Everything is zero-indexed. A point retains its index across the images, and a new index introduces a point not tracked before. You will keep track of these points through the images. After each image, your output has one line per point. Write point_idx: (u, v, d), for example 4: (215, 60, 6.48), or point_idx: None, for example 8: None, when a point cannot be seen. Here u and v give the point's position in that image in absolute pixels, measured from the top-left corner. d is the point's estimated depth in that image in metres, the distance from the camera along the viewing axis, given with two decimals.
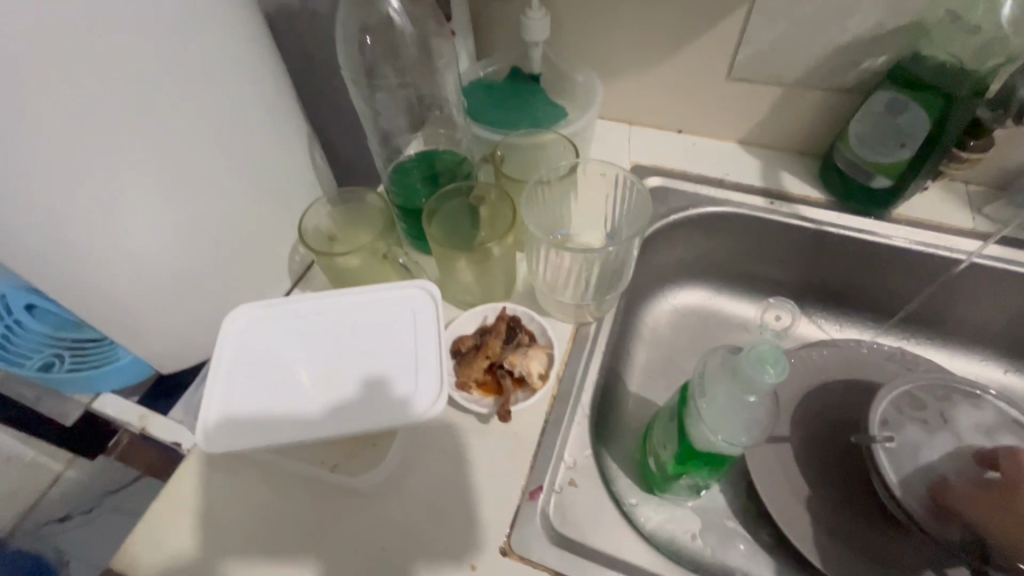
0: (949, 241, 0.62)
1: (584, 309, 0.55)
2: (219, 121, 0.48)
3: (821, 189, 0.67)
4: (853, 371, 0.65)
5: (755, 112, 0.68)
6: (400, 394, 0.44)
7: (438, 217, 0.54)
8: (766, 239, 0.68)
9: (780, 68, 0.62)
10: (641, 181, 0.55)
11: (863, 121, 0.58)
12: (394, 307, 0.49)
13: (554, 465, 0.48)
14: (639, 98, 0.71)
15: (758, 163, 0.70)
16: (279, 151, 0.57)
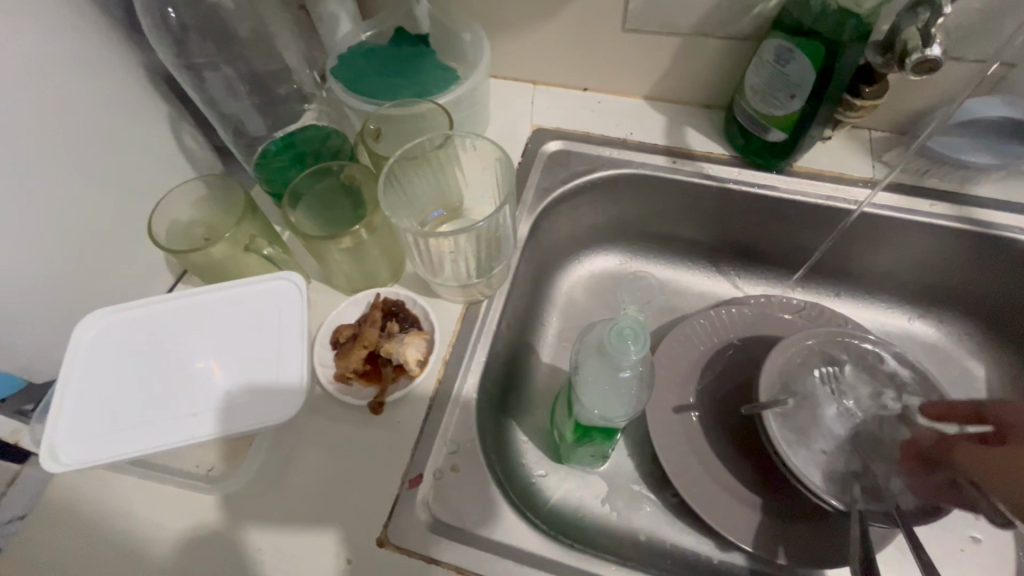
0: (849, 192, 0.61)
1: (471, 288, 0.53)
2: (30, 113, 0.43)
3: (724, 144, 0.64)
4: (760, 328, 0.65)
5: (657, 65, 0.64)
6: (258, 395, 0.43)
7: (306, 201, 0.52)
8: (672, 199, 0.66)
9: (674, 15, 0.58)
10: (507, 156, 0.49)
11: (756, 71, 0.55)
12: (256, 303, 0.47)
13: (435, 451, 0.47)
14: (538, 54, 0.67)
15: (664, 119, 0.67)
16: (127, 138, 0.52)
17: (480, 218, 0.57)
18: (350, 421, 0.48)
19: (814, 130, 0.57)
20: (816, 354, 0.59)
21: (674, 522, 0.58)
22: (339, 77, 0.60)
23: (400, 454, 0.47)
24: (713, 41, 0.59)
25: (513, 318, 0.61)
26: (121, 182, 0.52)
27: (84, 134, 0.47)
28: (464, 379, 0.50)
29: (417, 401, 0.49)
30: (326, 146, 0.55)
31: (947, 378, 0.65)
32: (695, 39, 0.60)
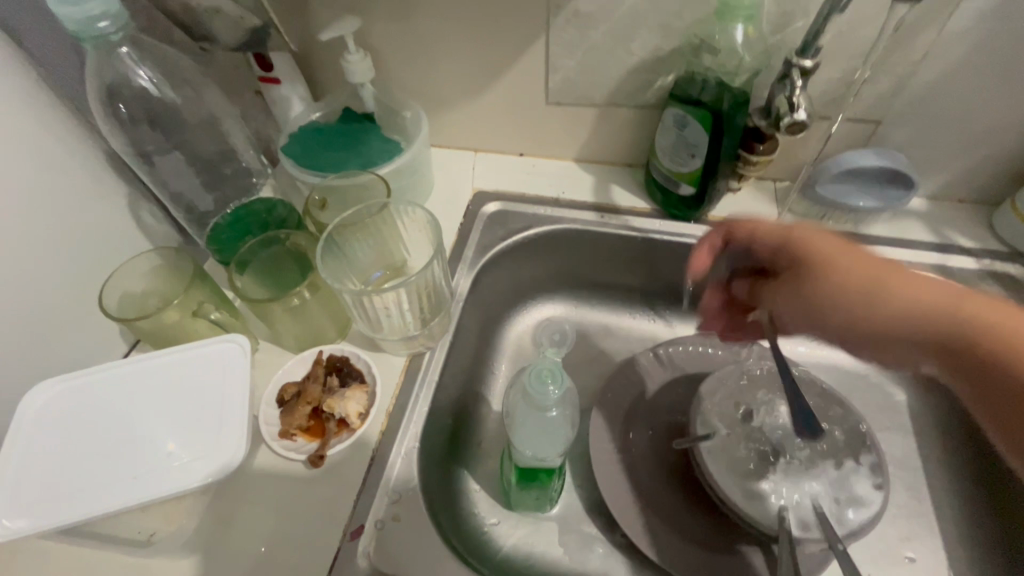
0: None
1: (413, 340, 0.57)
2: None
3: (646, 200, 0.71)
4: (694, 365, 0.69)
5: (581, 131, 0.72)
6: (199, 455, 0.44)
7: (253, 267, 0.55)
8: (605, 250, 0.72)
9: (588, 90, 0.66)
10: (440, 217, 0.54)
11: (663, 136, 0.63)
12: (202, 366, 0.49)
13: (377, 502, 0.48)
14: (475, 128, 0.74)
15: (592, 178, 0.74)
16: (87, 217, 0.55)
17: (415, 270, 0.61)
18: (294, 478, 0.49)
19: (719, 184, 0.64)
20: (739, 391, 0.61)
21: (623, 561, 0.59)
22: (289, 155, 0.65)
23: (341, 506, 0.48)
24: (625, 110, 0.67)
25: (459, 368, 0.63)
26: (75, 259, 0.54)
27: (43, 216, 0.51)
28: (406, 430, 0.52)
29: (359, 451, 0.51)
30: (272, 217, 0.59)
31: (873, 403, 0.69)
32: (609, 109, 0.68)
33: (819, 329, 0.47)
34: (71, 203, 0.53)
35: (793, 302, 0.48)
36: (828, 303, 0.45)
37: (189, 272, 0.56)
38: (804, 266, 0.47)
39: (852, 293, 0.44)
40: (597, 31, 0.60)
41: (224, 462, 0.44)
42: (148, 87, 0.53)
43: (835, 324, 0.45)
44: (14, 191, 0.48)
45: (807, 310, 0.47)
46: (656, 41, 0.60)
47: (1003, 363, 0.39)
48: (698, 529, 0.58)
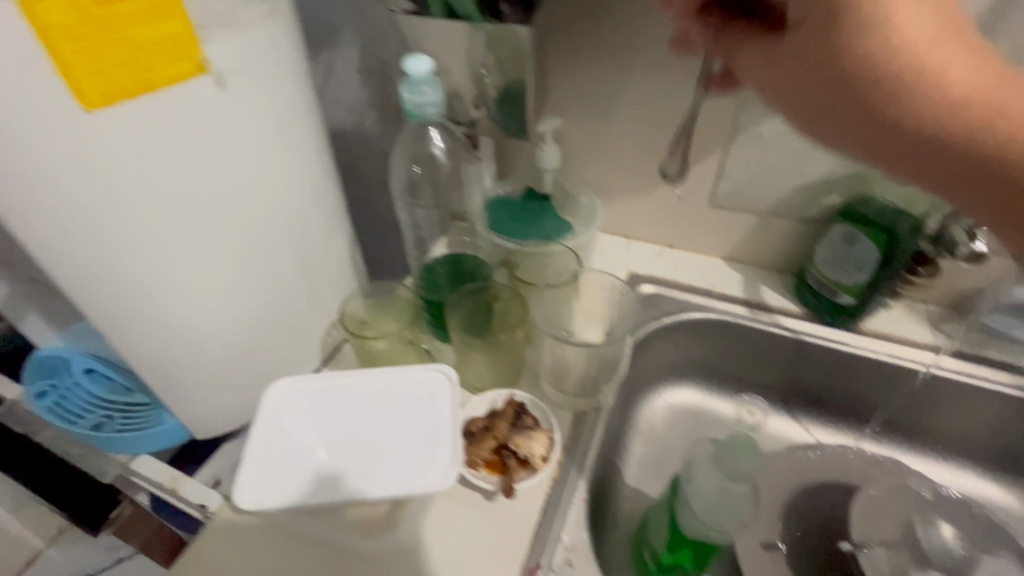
0: (912, 354, 0.69)
1: (584, 397, 0.61)
2: (294, 229, 0.56)
3: (795, 303, 0.75)
4: (838, 473, 0.69)
5: (736, 234, 0.78)
6: (413, 468, 0.50)
7: (457, 311, 0.62)
8: (752, 344, 0.75)
9: (754, 200, 0.74)
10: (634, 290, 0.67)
11: (826, 249, 0.68)
12: (414, 388, 0.56)
13: (552, 544, 0.52)
14: (635, 218, 0.83)
15: (741, 276, 0.79)
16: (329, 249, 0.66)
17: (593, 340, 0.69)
18: (474, 508, 0.54)
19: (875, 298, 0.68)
20: (901, 506, 0.62)
21: None
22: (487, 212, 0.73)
23: (519, 541, 0.51)
24: (784, 221, 0.74)
25: (608, 433, 0.67)
26: (322, 284, 0.64)
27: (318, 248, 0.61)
28: (577, 481, 0.56)
29: (535, 492, 0.54)
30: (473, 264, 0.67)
31: None
32: (769, 218, 0.75)
33: (851, 118, 0.35)
34: (334, 239, 0.63)
35: (824, 114, 0.36)
36: (914, 93, 0.33)
37: (404, 308, 0.68)
38: (923, 68, 0.33)
39: (949, 99, 0.33)
40: (775, 152, 0.68)
41: (438, 477, 0.49)
42: (438, 152, 0.69)
43: (922, 100, 0.33)
44: (311, 228, 0.58)
45: (892, 147, 0.35)
46: (830, 166, 0.67)
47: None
48: None
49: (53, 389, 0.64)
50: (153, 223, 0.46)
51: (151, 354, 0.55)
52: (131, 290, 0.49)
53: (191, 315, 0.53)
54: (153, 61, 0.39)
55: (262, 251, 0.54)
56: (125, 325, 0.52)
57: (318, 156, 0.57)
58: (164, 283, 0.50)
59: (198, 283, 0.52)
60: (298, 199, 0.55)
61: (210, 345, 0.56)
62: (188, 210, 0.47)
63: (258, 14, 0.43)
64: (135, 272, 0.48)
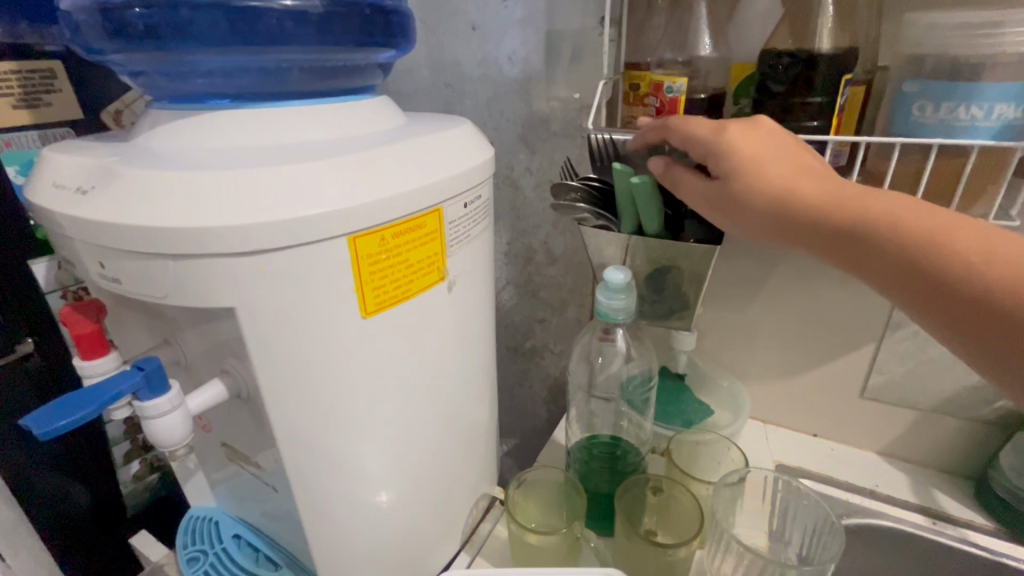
0: None
1: None
2: (464, 400, 0.60)
3: (982, 515, 0.67)
4: None
5: (893, 428, 0.75)
6: None
7: (624, 507, 0.59)
8: (941, 564, 0.65)
9: (914, 395, 0.71)
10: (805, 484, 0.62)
11: (1015, 455, 0.64)
12: None
13: None
14: (774, 404, 0.81)
15: (905, 477, 0.73)
16: (486, 426, 0.68)
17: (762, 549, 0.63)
18: None
19: None
20: None
21: None
22: None
23: None
24: (952, 419, 0.70)
25: None
26: (472, 458, 0.65)
27: (475, 419, 0.64)
28: None
29: None
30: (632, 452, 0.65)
31: None
32: (933, 415, 0.71)
33: (857, 259, 0.41)
34: (485, 410, 0.66)
35: (855, 260, 0.41)
36: (882, 229, 0.40)
37: (556, 495, 0.65)
38: (847, 216, 0.41)
39: (916, 240, 0.39)
40: (936, 349, 0.68)
41: None
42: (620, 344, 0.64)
43: (872, 235, 0.40)
44: (474, 398, 0.62)
45: (881, 269, 0.40)
46: None
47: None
48: None
49: (203, 555, 0.64)
50: (374, 407, 0.49)
51: (319, 543, 0.53)
52: (330, 476, 0.49)
53: (368, 501, 0.53)
54: (418, 277, 0.47)
55: (439, 424, 0.57)
56: (311, 513, 0.51)
57: (488, 336, 0.62)
58: (361, 467, 0.51)
59: (386, 465, 0.53)
60: (472, 373, 0.60)
61: (377, 529, 0.55)
62: (401, 395, 0.51)
63: (477, 231, 0.53)
64: (343, 455, 0.49)
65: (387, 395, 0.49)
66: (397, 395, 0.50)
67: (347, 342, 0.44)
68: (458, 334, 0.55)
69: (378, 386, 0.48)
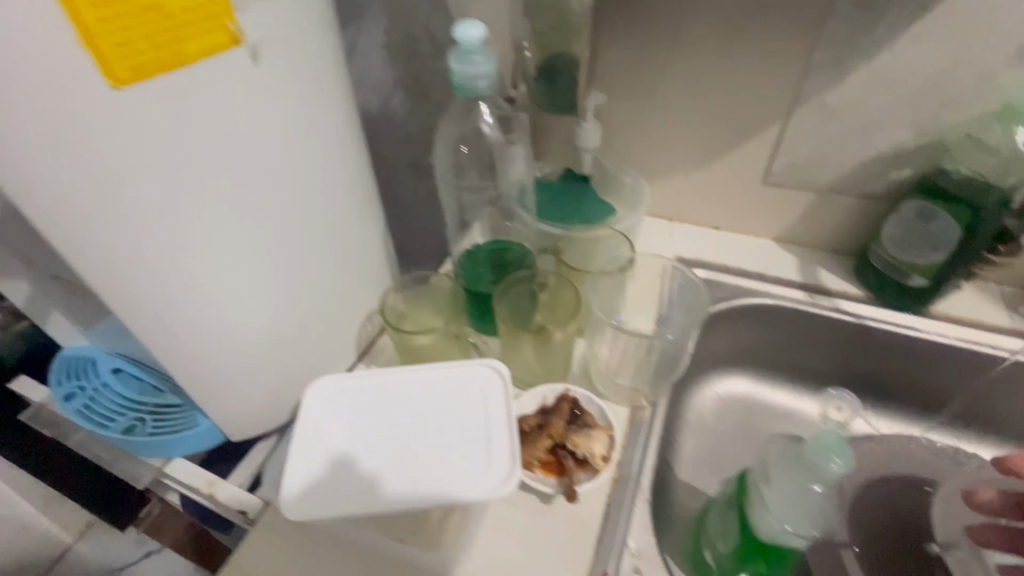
0: (982, 338, 0.64)
1: (639, 391, 0.59)
2: (334, 206, 0.51)
3: (857, 286, 0.70)
4: (894, 464, 0.68)
5: (791, 214, 0.74)
6: (471, 469, 0.46)
7: (505, 301, 0.58)
8: (810, 330, 0.71)
9: (813, 176, 0.69)
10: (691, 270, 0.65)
11: (895, 226, 0.63)
12: (461, 384, 0.52)
13: (616, 549, 0.48)
14: (679, 199, 0.78)
15: (795, 259, 0.75)
16: (375, 236, 0.60)
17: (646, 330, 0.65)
18: (535, 510, 0.50)
19: (953, 281, 0.63)
20: None
21: None
22: None
23: (582, 546, 0.48)
24: (847, 197, 0.69)
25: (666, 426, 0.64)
26: (360, 269, 0.59)
27: (355, 228, 0.56)
28: (638, 479, 0.53)
29: (597, 496, 0.51)
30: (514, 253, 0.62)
31: None
32: (829, 195, 0.70)
33: None
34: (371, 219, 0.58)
35: None
36: None
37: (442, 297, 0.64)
38: None
39: None
40: (840, 122, 0.63)
41: (499, 481, 0.45)
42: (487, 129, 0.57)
43: None
44: (349, 205, 0.53)
45: None
46: (901, 137, 0.62)
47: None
48: None
49: (81, 391, 0.61)
50: (186, 210, 0.40)
51: (179, 360, 0.49)
52: (161, 296, 0.43)
53: (226, 318, 0.48)
54: (182, 28, 0.33)
55: (300, 233, 0.49)
56: (153, 332, 0.45)
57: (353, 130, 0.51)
58: (197, 281, 0.44)
59: (234, 278, 0.46)
60: (337, 174, 0.50)
61: (246, 344, 0.51)
62: (225, 201, 0.42)
63: None
64: (164, 267, 0.42)
65: (199, 194, 0.40)
66: (218, 200, 0.41)
67: (105, 126, 0.34)
68: (290, 123, 0.43)
69: (180, 183, 0.39)
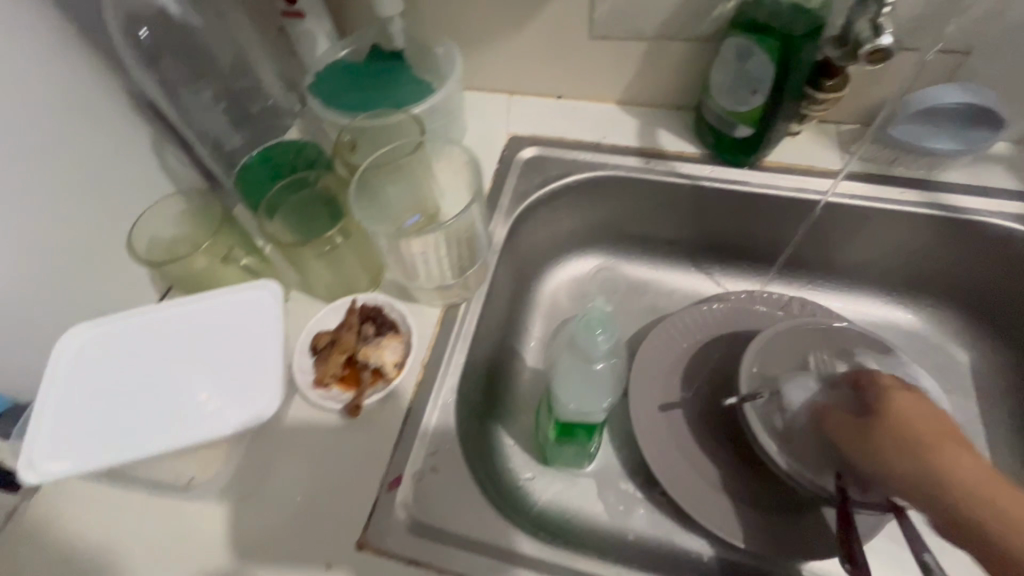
0: (806, 183, 0.62)
1: (449, 290, 0.54)
2: None
3: (695, 144, 0.66)
4: (740, 323, 0.66)
5: (627, 71, 0.66)
6: (238, 396, 0.43)
7: (284, 211, 0.53)
8: (650, 198, 0.68)
9: (637, 21, 0.60)
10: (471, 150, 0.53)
11: (720, 71, 0.57)
12: (231, 309, 0.48)
13: (414, 453, 0.47)
14: (508, 67, 0.69)
15: (635, 122, 0.69)
16: (96, 146, 0.50)
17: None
18: (331, 428, 0.48)
19: (779, 124, 0.58)
20: (797, 345, 0.59)
21: (668, 521, 0.57)
22: (315, 94, 0.62)
23: (379, 454, 0.47)
24: (677, 43, 0.61)
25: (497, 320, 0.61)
26: (89, 190, 0.50)
27: (49, 136, 0.46)
28: (443, 380, 0.51)
29: (397, 403, 0.49)
30: (292, 150, 0.56)
31: (930, 366, 0.65)
32: (659, 43, 0.62)
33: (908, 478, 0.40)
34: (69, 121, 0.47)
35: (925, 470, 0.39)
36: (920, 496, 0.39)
37: (211, 218, 0.53)
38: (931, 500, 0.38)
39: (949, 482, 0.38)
40: None
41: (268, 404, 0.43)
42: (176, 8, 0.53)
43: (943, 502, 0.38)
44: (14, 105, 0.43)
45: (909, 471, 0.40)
46: None
47: (924, 500, 0.39)
48: (741, 490, 0.56)
49: None
50: None
51: None
52: None
53: None
54: None
55: None
56: None
57: None
58: None
59: None
60: None
61: None
62: None
63: None
64: None
65: None
66: None
67: None
68: None
69: None
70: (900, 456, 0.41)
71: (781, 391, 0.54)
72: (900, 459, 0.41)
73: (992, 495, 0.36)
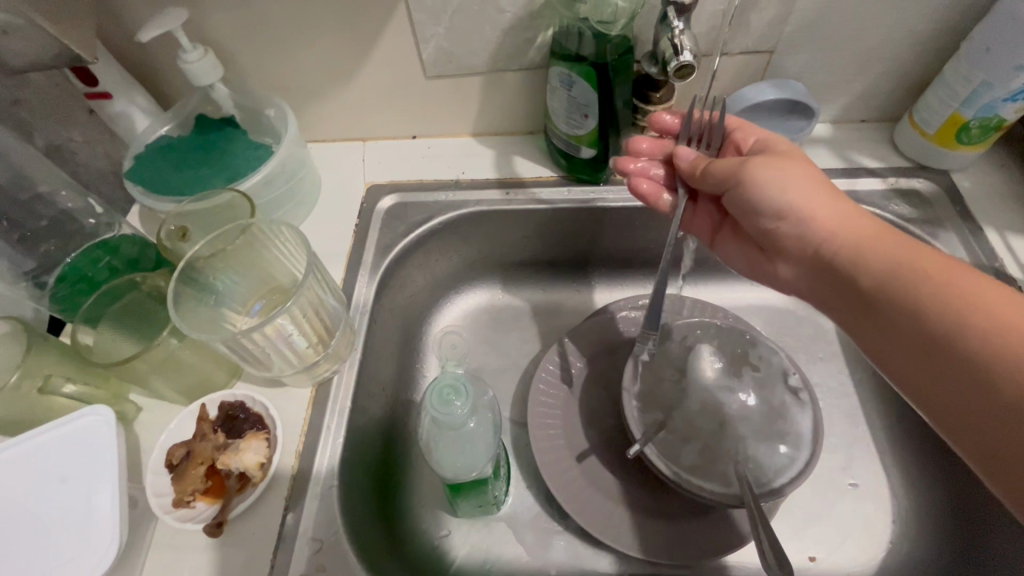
0: None
1: (315, 369, 0.51)
2: None
3: (551, 167, 0.67)
4: (628, 332, 0.67)
5: (470, 104, 0.66)
6: (58, 561, 0.38)
7: (110, 321, 0.49)
8: (520, 227, 0.67)
9: (467, 58, 0.60)
10: (296, 227, 0.49)
11: (552, 99, 0.58)
12: (62, 444, 0.43)
13: (295, 556, 0.44)
14: (354, 115, 0.67)
15: (492, 152, 0.68)
16: None
17: (338, 284, 0.59)
18: (201, 547, 0.44)
19: (621, 140, 0.59)
20: (677, 349, 0.60)
21: (585, 548, 0.57)
22: (136, 180, 0.57)
23: (258, 566, 0.44)
24: (511, 73, 0.62)
25: (379, 382, 0.58)
26: None
27: None
28: (320, 467, 0.48)
29: (271, 504, 0.46)
30: (102, 250, 0.53)
31: (805, 337, 0.69)
32: (494, 75, 0.62)
33: (895, 322, 0.38)
34: None
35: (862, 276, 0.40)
36: (771, 206, 0.45)
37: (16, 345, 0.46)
38: (847, 277, 0.41)
39: (893, 274, 0.39)
40: None
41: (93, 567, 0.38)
42: None
43: (924, 298, 0.37)
44: None
45: (838, 281, 0.42)
46: None
47: (807, 241, 0.44)
48: (648, 502, 0.57)
49: None
50: None
51: None
52: None
53: None
54: None
55: None
56: None
57: None
58: None
59: None
60: None
61: None
62: None
63: None
64: None
65: None
66: None
67: None
68: None
69: None
70: (757, 171, 0.45)
71: (667, 418, 0.55)
72: (763, 177, 0.44)
73: (920, 273, 0.38)
